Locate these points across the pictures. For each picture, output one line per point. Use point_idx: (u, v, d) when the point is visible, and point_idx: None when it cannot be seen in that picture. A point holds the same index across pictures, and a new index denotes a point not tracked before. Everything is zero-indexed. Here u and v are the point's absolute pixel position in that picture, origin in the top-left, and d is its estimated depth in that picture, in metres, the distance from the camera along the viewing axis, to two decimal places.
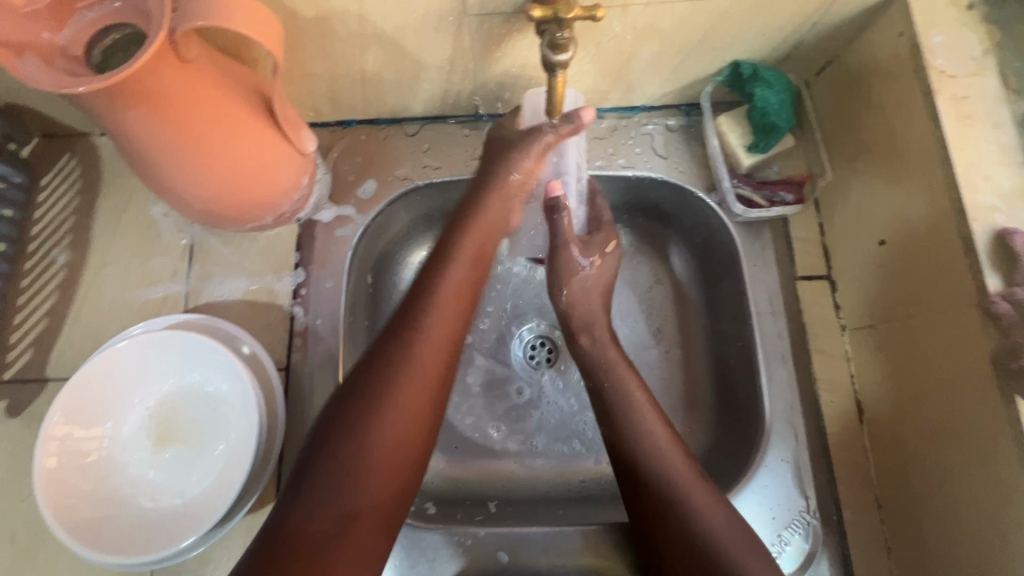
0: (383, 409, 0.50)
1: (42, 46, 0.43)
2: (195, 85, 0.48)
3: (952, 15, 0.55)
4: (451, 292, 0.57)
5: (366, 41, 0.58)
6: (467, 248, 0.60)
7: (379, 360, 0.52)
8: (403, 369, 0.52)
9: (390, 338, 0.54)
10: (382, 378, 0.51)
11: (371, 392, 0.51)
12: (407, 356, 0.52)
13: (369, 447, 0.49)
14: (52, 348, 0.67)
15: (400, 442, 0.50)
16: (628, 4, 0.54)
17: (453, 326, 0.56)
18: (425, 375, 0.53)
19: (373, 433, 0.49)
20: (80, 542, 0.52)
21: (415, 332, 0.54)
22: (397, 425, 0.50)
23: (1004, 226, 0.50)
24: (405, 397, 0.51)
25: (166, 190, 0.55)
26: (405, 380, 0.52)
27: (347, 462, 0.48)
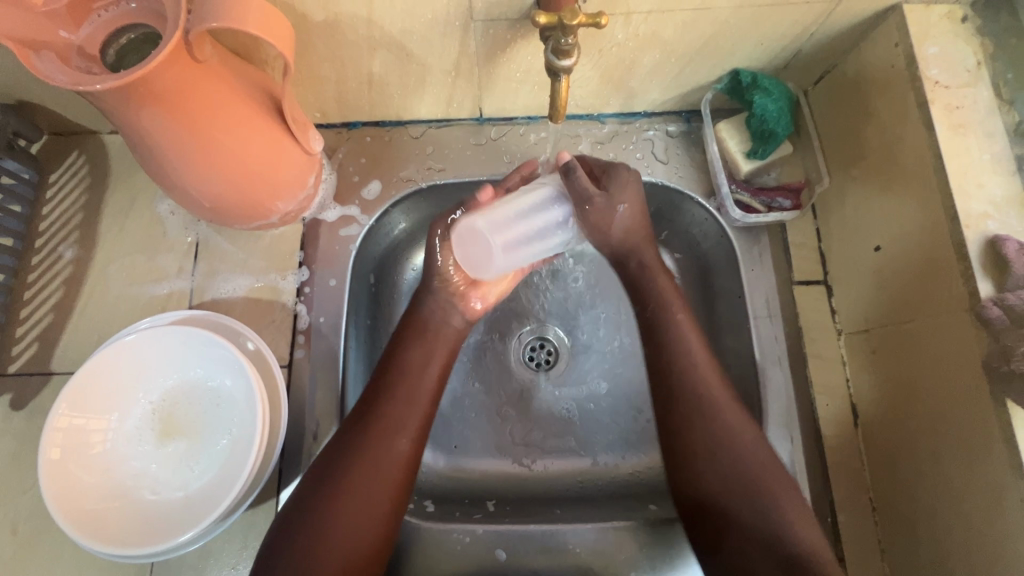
0: (347, 495, 0.52)
1: (59, 44, 0.44)
2: (207, 85, 0.49)
3: (947, 27, 0.57)
4: (417, 381, 0.58)
5: (373, 45, 0.59)
6: (435, 341, 0.61)
7: (344, 445, 0.54)
8: (369, 456, 0.53)
9: (356, 423, 0.55)
10: (347, 464, 0.53)
11: (336, 479, 0.52)
12: (370, 442, 0.54)
13: (334, 529, 0.50)
14: (57, 343, 0.68)
15: (364, 528, 0.51)
16: (630, 12, 0.56)
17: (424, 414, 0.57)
18: (392, 459, 0.54)
19: (335, 516, 0.51)
20: (82, 533, 0.53)
21: (376, 417, 0.55)
22: (361, 509, 0.52)
23: (996, 232, 0.52)
24: (371, 480, 0.53)
25: (175, 188, 0.56)
26: (358, 469, 0.53)
27: (303, 549, 0.49)
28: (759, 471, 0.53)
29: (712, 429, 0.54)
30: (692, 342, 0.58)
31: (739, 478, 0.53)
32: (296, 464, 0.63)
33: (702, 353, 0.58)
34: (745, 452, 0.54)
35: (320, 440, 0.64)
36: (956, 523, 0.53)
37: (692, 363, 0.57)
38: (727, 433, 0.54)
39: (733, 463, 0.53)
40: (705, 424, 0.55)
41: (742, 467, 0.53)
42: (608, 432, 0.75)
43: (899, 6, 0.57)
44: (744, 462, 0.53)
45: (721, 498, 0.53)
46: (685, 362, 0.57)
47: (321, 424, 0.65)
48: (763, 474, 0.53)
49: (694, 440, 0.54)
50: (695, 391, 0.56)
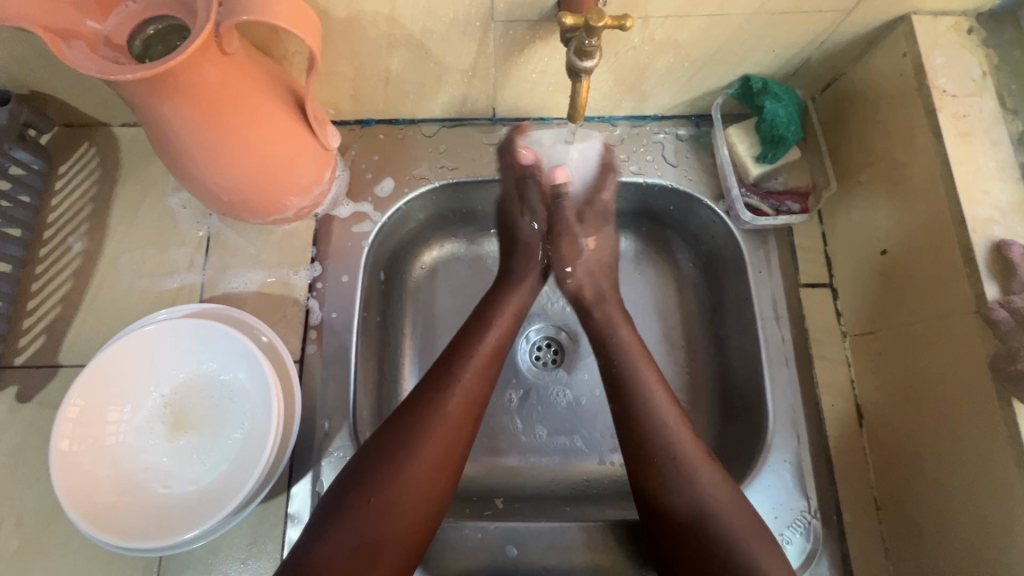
0: (413, 455, 0.53)
1: (87, 34, 0.44)
2: (232, 78, 0.49)
3: (953, 38, 0.59)
4: (486, 351, 0.61)
5: (393, 43, 0.60)
6: (506, 312, 0.66)
7: (413, 410, 0.55)
8: (434, 422, 0.55)
9: (428, 391, 0.57)
10: (412, 429, 0.54)
11: (404, 440, 0.53)
12: (440, 408, 0.55)
13: (399, 488, 0.51)
14: (65, 336, 0.67)
15: (426, 489, 0.53)
16: (649, 16, 0.57)
17: (482, 384, 0.59)
18: (453, 423, 0.55)
19: (401, 474, 0.52)
20: (94, 525, 0.52)
21: (448, 387, 0.57)
22: (423, 470, 0.53)
23: (1002, 237, 0.53)
24: (435, 442, 0.54)
25: (193, 181, 0.56)
26: (434, 429, 0.54)
27: (376, 503, 0.50)
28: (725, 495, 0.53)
29: (675, 460, 0.54)
30: (646, 375, 0.60)
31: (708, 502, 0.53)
32: (307, 459, 0.63)
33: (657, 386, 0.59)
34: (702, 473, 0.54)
35: (331, 436, 0.64)
36: (968, 495, 0.54)
37: (648, 390, 0.59)
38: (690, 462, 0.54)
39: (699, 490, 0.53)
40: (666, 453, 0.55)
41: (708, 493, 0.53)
42: (614, 431, 0.75)
43: (908, 16, 0.59)
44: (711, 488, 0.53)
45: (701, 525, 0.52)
46: (639, 390, 0.59)
47: (333, 420, 0.64)
48: (728, 497, 0.53)
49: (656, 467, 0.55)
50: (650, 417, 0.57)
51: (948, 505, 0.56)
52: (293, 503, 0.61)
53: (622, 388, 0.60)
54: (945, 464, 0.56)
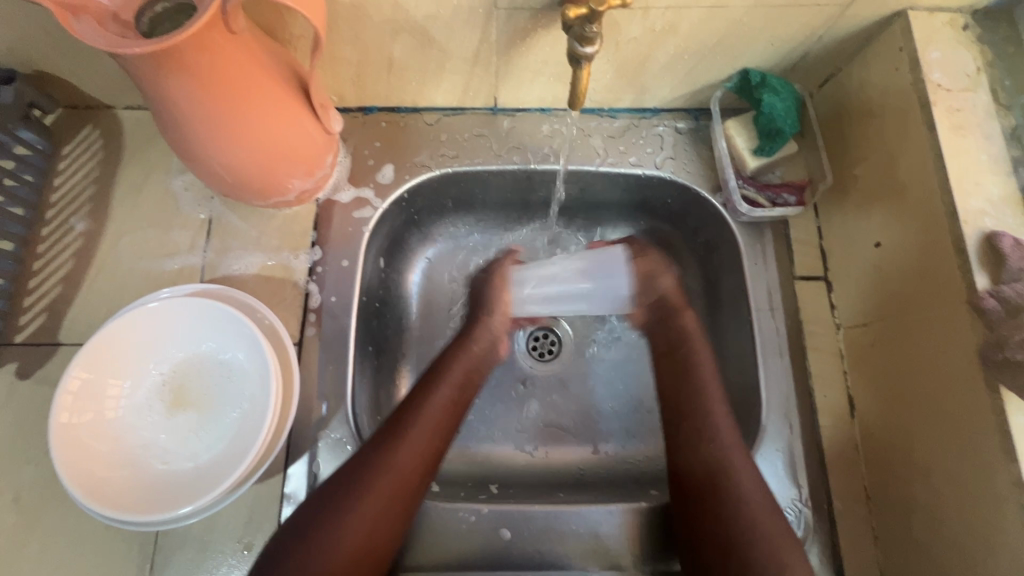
0: (354, 509, 0.53)
1: (95, 9, 0.45)
2: (238, 58, 0.50)
3: (948, 34, 0.60)
4: (438, 406, 0.61)
5: (396, 28, 0.60)
6: (456, 366, 0.65)
7: (341, 488, 0.54)
8: (380, 471, 0.55)
9: (376, 448, 0.57)
10: (355, 485, 0.54)
11: (349, 488, 0.54)
12: (387, 463, 0.56)
13: (337, 539, 0.52)
14: (65, 315, 0.67)
15: (365, 539, 0.53)
16: (649, 7, 0.57)
17: (433, 439, 0.59)
18: (398, 476, 0.56)
19: (341, 529, 0.52)
20: (93, 498, 0.53)
21: (396, 443, 0.57)
22: (361, 524, 0.53)
23: (993, 229, 0.54)
24: (377, 498, 0.54)
25: (195, 161, 0.56)
26: (381, 479, 0.55)
27: (313, 545, 0.51)
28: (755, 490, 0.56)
29: (706, 436, 0.60)
30: (706, 371, 0.64)
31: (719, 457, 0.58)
32: (304, 439, 0.63)
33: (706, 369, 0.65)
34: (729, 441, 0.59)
35: (328, 418, 0.64)
36: (952, 495, 0.55)
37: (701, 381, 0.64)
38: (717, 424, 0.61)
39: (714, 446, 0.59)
40: (689, 408, 0.62)
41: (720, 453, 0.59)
42: (608, 421, 0.76)
43: (905, 12, 0.60)
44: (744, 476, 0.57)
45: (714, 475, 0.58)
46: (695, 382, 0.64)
47: (331, 402, 0.65)
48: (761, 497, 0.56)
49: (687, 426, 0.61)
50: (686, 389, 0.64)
51: (932, 507, 0.57)
52: (289, 483, 0.62)
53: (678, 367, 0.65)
54: (932, 466, 0.57)
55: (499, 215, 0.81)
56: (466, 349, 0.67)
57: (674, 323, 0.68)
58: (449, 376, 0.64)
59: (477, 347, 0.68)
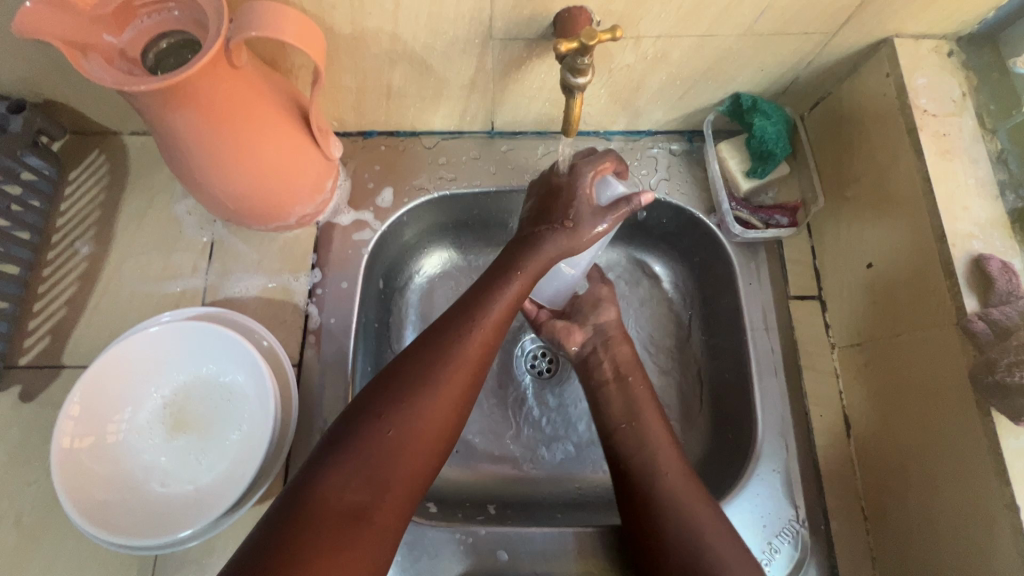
0: (422, 401, 0.52)
1: (103, 47, 0.47)
2: (241, 90, 0.51)
3: (934, 60, 0.61)
4: (504, 304, 0.59)
5: (395, 58, 0.62)
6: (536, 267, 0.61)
7: (410, 384, 0.52)
8: (450, 366, 0.54)
9: (443, 334, 0.56)
10: (423, 372, 0.53)
11: (409, 386, 0.52)
12: (454, 354, 0.54)
13: (410, 430, 0.50)
14: (69, 338, 0.69)
15: (436, 433, 0.52)
16: (640, 37, 0.59)
17: (492, 340, 0.57)
18: (468, 374, 0.54)
19: (412, 418, 0.51)
20: (94, 522, 0.54)
21: (465, 331, 0.56)
22: (430, 422, 0.51)
23: (980, 252, 0.55)
24: (451, 387, 0.53)
25: (199, 188, 0.58)
26: (448, 374, 0.54)
27: (384, 448, 0.49)
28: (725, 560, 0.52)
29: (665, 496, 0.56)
30: (649, 420, 0.62)
31: (676, 506, 0.56)
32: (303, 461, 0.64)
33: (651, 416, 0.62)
34: (677, 487, 0.57)
35: None
36: (946, 516, 0.55)
37: (642, 428, 0.61)
38: (667, 475, 0.58)
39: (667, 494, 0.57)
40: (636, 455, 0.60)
41: (702, 549, 0.53)
42: None
43: (891, 39, 0.61)
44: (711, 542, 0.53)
45: (695, 567, 0.52)
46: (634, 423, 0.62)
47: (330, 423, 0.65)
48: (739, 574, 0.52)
49: (634, 475, 0.59)
50: (629, 434, 0.61)
51: (927, 527, 0.57)
52: None
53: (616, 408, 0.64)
54: (929, 487, 0.57)
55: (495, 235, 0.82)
56: (538, 253, 0.60)
57: (610, 353, 0.67)
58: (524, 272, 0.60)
59: (515, 288, 0.59)
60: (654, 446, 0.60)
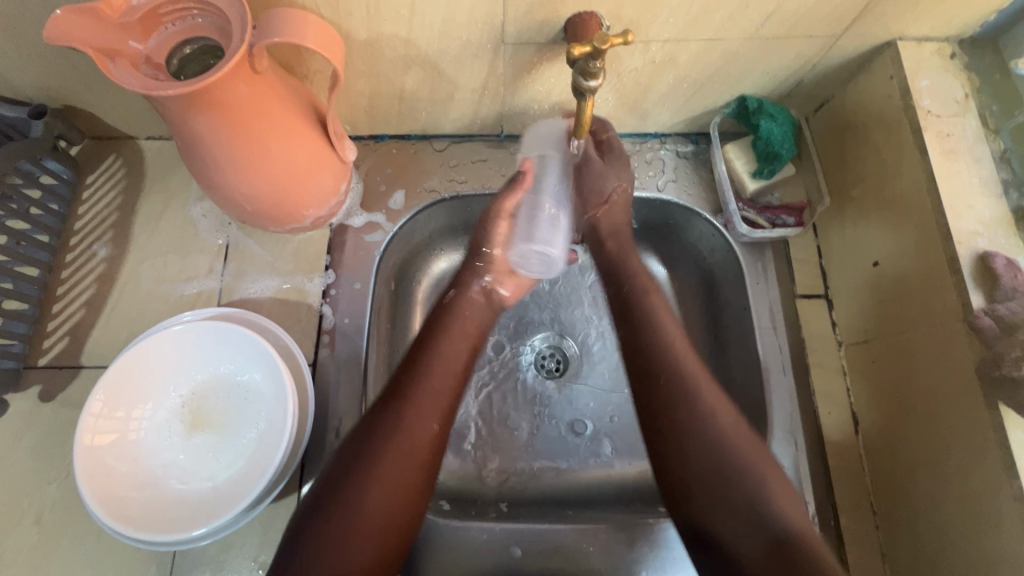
0: (371, 480, 0.51)
1: (129, 53, 0.48)
2: (261, 94, 0.53)
3: (936, 62, 0.62)
4: (445, 367, 0.59)
5: (409, 63, 0.63)
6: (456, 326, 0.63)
7: (353, 462, 0.52)
8: (394, 442, 0.53)
9: (384, 408, 0.55)
10: (369, 450, 0.52)
11: (362, 460, 0.52)
12: (397, 428, 0.53)
13: (361, 512, 0.50)
14: (87, 339, 0.70)
15: (389, 510, 0.51)
16: (649, 41, 0.60)
17: (443, 404, 0.57)
18: (418, 449, 0.54)
19: (362, 500, 0.50)
20: (116, 518, 0.55)
21: (406, 403, 0.55)
22: (384, 496, 0.51)
23: (985, 249, 0.56)
24: (394, 464, 0.52)
25: (218, 190, 0.59)
26: (395, 449, 0.53)
27: (340, 527, 0.49)
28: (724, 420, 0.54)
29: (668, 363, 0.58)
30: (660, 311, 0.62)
31: (746, 476, 0.51)
32: (318, 459, 0.65)
33: (698, 374, 0.57)
34: (751, 456, 0.52)
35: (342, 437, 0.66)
36: (955, 512, 0.56)
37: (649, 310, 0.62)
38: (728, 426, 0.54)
39: (736, 465, 0.51)
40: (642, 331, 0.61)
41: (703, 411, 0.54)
42: (615, 438, 0.77)
43: (894, 42, 0.63)
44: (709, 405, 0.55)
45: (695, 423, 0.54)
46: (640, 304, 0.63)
47: (345, 422, 0.66)
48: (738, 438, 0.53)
49: (674, 426, 0.54)
50: (682, 384, 0.56)
51: (937, 521, 0.58)
52: None
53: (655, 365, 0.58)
54: (938, 482, 0.58)
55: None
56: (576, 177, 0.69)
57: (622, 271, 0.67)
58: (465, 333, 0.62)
59: (454, 353, 0.60)
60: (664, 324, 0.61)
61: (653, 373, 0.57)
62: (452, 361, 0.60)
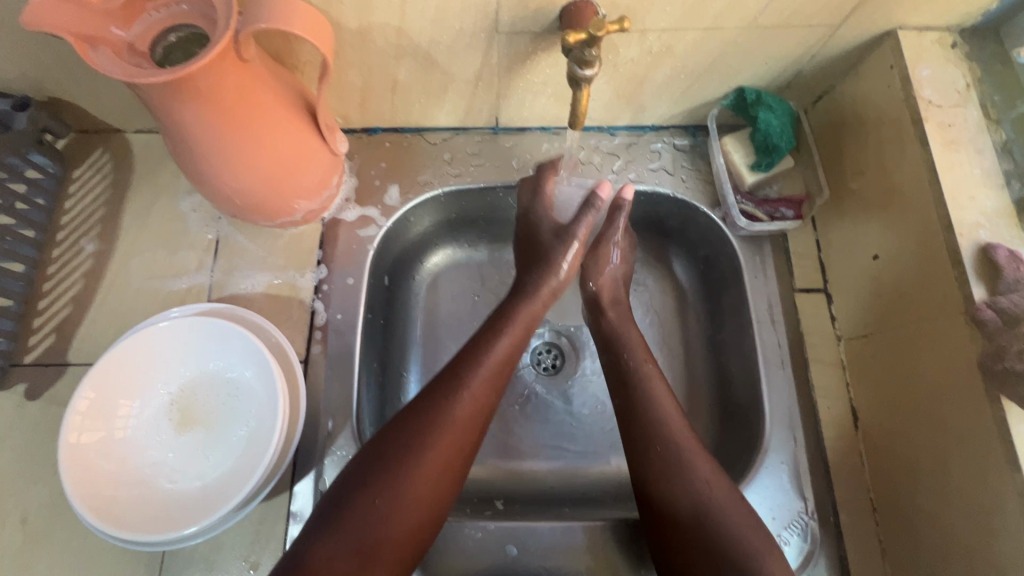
0: (419, 464, 0.52)
1: (112, 40, 0.47)
2: (248, 83, 0.51)
3: (937, 52, 0.62)
4: (497, 358, 0.59)
5: (401, 53, 0.62)
6: (516, 321, 0.63)
7: (402, 446, 0.52)
8: (442, 429, 0.54)
9: (436, 394, 0.56)
10: (421, 433, 0.53)
11: (410, 445, 0.52)
12: (449, 416, 0.54)
13: (404, 493, 0.51)
14: (74, 335, 0.68)
15: (431, 492, 0.52)
16: (646, 30, 0.59)
17: (488, 396, 0.57)
18: (464, 435, 0.55)
19: (407, 482, 0.51)
20: (102, 518, 0.53)
21: (459, 390, 0.56)
22: (428, 479, 0.52)
23: (987, 241, 0.55)
24: (443, 450, 0.53)
25: (206, 183, 0.58)
26: (445, 436, 0.54)
27: (383, 506, 0.50)
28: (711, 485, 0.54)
29: (659, 422, 0.58)
30: (647, 365, 0.63)
31: (723, 519, 0.53)
32: (310, 456, 0.64)
33: (689, 442, 0.57)
34: (730, 505, 0.53)
35: (335, 434, 0.65)
36: (954, 508, 0.55)
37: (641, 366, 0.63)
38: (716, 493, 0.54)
39: (714, 510, 0.53)
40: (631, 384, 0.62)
41: (691, 472, 0.55)
42: (612, 435, 0.76)
43: (894, 32, 0.62)
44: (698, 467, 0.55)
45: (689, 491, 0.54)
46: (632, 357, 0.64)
47: (337, 418, 0.65)
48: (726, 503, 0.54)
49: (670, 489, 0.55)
50: (670, 443, 0.57)
51: (938, 516, 0.57)
52: (296, 501, 0.62)
53: (650, 435, 0.58)
54: (939, 478, 0.57)
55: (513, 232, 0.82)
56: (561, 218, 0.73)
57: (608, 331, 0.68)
58: (514, 324, 0.63)
59: (504, 347, 0.61)
60: (655, 382, 0.62)
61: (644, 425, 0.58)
62: (501, 352, 0.60)
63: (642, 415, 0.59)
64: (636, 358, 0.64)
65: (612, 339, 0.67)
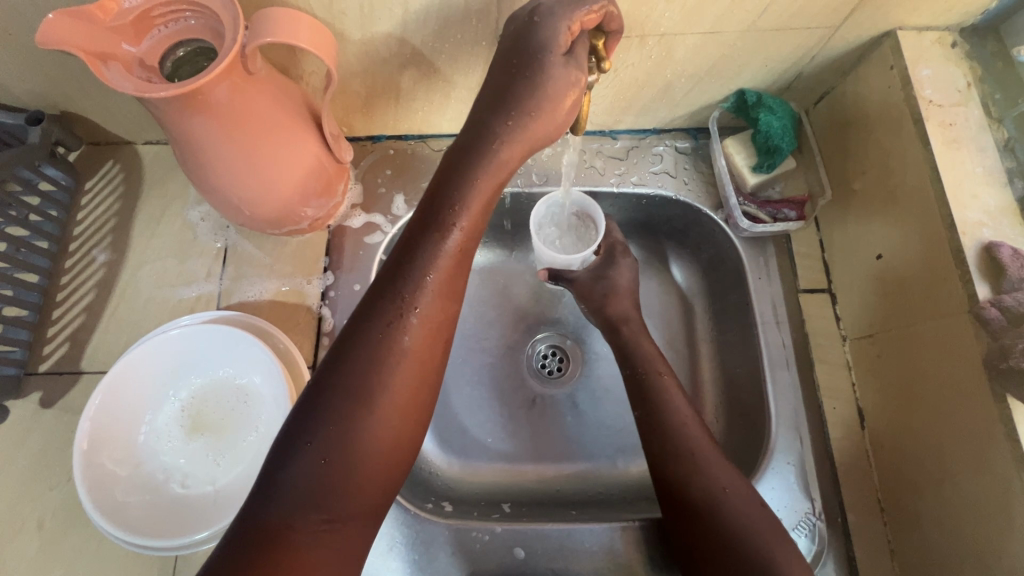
0: (372, 407, 0.46)
1: (123, 56, 0.48)
2: (254, 95, 0.52)
3: (937, 51, 0.62)
4: (445, 272, 0.50)
5: (404, 63, 0.63)
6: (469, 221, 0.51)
7: (347, 386, 0.46)
8: (391, 362, 0.47)
9: (377, 325, 0.48)
10: (367, 372, 0.46)
11: (358, 389, 0.46)
12: (398, 344, 0.47)
13: (362, 444, 0.45)
14: (87, 344, 0.70)
15: (395, 437, 0.47)
16: (645, 35, 0.60)
17: (444, 314, 0.50)
18: (417, 369, 0.48)
19: (363, 430, 0.45)
20: (115, 523, 0.55)
21: (406, 317, 0.48)
22: (385, 426, 0.46)
23: (991, 239, 0.55)
24: (400, 390, 0.47)
25: (214, 193, 0.59)
26: (399, 371, 0.47)
27: (340, 460, 0.44)
28: (736, 496, 0.55)
29: (684, 438, 0.58)
30: (666, 380, 0.63)
31: (749, 530, 0.53)
32: None
33: (713, 454, 0.58)
34: (764, 525, 0.53)
35: None
36: (964, 503, 0.55)
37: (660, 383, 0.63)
38: (741, 506, 0.54)
39: (739, 521, 0.53)
40: (654, 401, 0.62)
41: (716, 482, 0.56)
42: (618, 437, 0.76)
43: (893, 32, 0.62)
44: (723, 476, 0.56)
45: (716, 501, 0.55)
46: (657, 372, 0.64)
47: None
48: (760, 519, 0.53)
49: (701, 501, 0.55)
50: (698, 456, 0.57)
51: (945, 512, 0.57)
52: None
53: (673, 447, 0.58)
54: (947, 474, 0.57)
55: (525, 233, 0.83)
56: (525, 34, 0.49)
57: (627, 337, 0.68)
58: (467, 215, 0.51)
59: (454, 245, 0.50)
60: (675, 397, 0.62)
61: (672, 442, 0.58)
62: (451, 256, 0.50)
63: (662, 424, 0.60)
64: (650, 371, 0.64)
65: (628, 352, 0.67)
